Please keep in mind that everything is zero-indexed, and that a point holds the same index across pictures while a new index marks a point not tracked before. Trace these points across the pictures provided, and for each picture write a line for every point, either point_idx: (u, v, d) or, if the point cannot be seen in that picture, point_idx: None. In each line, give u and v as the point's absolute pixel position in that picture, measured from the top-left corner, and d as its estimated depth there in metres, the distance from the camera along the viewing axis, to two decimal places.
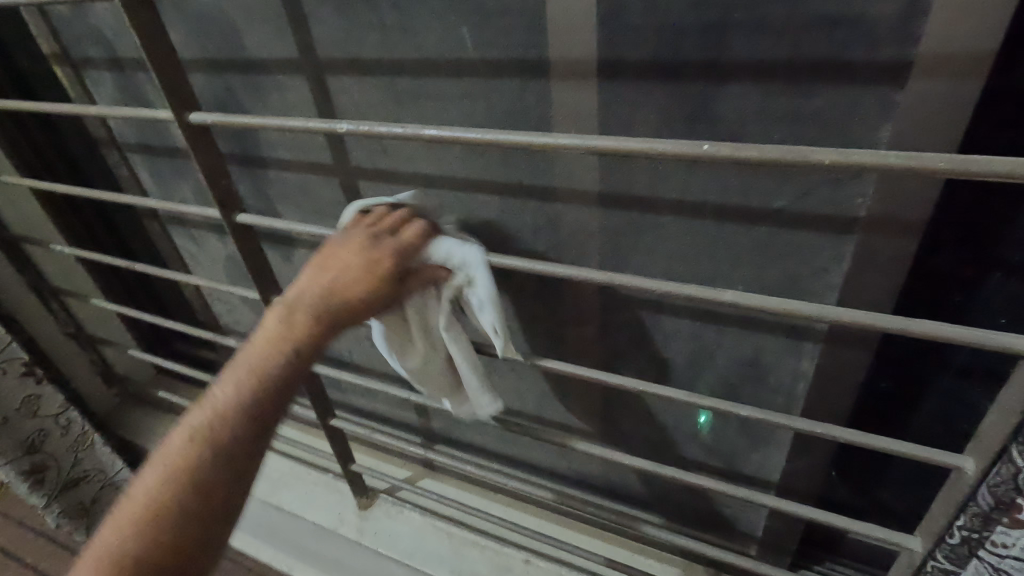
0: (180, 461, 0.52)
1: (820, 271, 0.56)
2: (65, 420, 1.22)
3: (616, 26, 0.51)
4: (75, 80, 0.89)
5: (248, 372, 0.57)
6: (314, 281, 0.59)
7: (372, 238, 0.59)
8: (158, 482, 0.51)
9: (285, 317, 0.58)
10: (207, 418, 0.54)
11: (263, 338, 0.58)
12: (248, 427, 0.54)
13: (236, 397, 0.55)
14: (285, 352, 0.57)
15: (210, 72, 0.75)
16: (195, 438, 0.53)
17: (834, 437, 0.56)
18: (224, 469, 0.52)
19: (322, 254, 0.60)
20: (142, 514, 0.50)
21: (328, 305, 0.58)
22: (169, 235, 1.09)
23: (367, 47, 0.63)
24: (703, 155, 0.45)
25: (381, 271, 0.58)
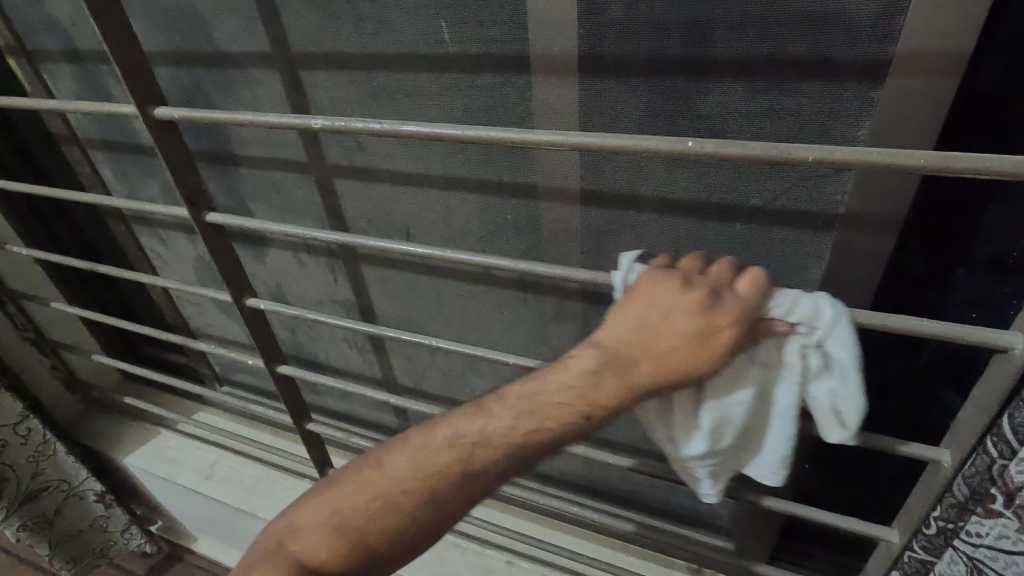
0: (410, 485, 0.49)
1: (800, 268, 0.57)
2: (24, 429, 1.16)
3: (596, 23, 0.51)
4: (32, 74, 0.85)
5: (506, 428, 0.48)
6: (621, 336, 0.45)
7: (713, 290, 0.43)
8: (383, 494, 0.50)
9: (580, 378, 0.46)
10: (446, 452, 0.49)
11: (540, 393, 0.47)
12: (482, 482, 0.49)
13: (484, 451, 0.48)
14: (558, 420, 0.46)
15: (177, 65, 0.72)
16: (427, 467, 0.49)
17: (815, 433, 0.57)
18: (442, 516, 0.49)
19: (636, 297, 0.45)
20: (360, 522, 0.49)
21: (643, 376, 0.44)
22: (134, 235, 1.05)
23: (341, 41, 0.61)
24: (687, 152, 0.44)
25: (721, 342, 0.42)
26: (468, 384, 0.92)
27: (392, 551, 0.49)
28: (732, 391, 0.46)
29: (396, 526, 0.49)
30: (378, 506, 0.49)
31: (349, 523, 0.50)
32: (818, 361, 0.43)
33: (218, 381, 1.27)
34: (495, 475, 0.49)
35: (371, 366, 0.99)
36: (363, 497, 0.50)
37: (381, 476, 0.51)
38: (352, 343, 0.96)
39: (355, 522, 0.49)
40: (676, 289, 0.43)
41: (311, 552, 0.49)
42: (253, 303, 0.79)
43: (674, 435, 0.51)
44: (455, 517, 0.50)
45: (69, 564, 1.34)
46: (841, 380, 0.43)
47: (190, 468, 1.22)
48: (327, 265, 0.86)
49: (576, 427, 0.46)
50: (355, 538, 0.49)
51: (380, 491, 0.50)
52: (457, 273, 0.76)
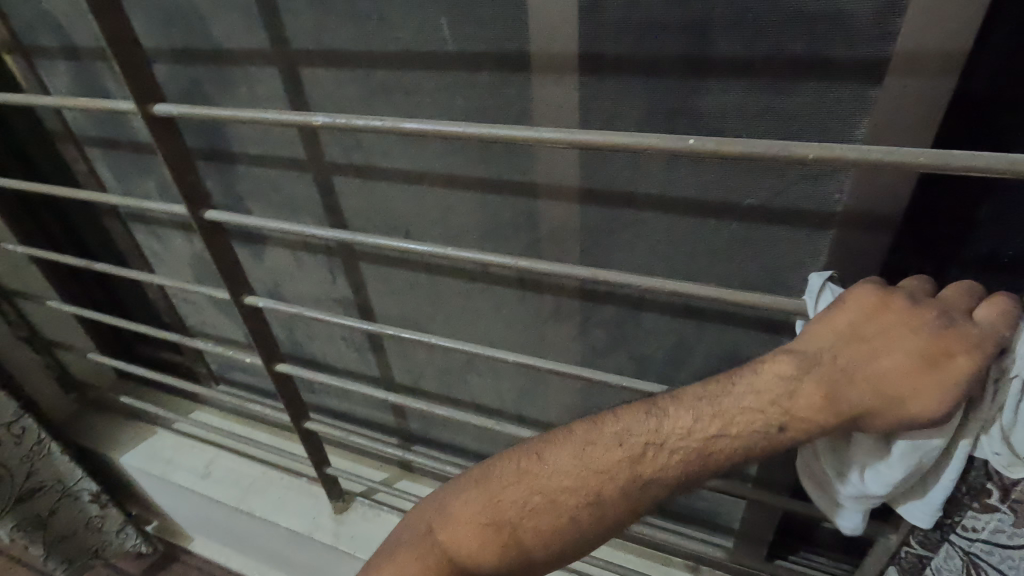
0: (572, 483, 0.49)
1: (798, 266, 0.57)
2: (19, 429, 1.15)
3: (596, 21, 0.51)
4: (27, 70, 0.84)
5: (687, 433, 0.47)
6: (823, 347, 0.45)
7: (941, 310, 0.43)
8: (544, 489, 0.50)
9: (781, 386, 0.46)
10: (616, 451, 0.48)
11: (729, 397, 0.47)
12: (655, 486, 0.48)
13: (661, 455, 0.47)
14: (748, 429, 0.46)
15: (175, 62, 0.72)
16: (594, 465, 0.49)
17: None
18: (603, 518, 0.49)
19: (848, 309, 0.46)
20: (518, 514, 0.50)
21: (853, 391, 0.44)
22: (131, 233, 1.05)
23: (340, 39, 0.61)
24: (689, 150, 0.44)
25: (948, 364, 0.41)
26: (466, 383, 0.92)
27: (553, 544, 0.50)
28: (930, 437, 0.45)
29: (550, 522, 0.50)
30: (537, 500, 0.50)
31: (506, 513, 0.51)
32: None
33: (214, 380, 1.26)
34: (666, 482, 0.48)
35: (369, 365, 0.99)
36: (521, 489, 0.51)
37: (541, 470, 0.51)
38: (350, 342, 0.96)
39: (510, 512, 0.51)
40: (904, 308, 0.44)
41: (468, 537, 0.52)
42: (252, 301, 0.79)
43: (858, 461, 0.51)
44: (619, 521, 0.50)
45: (64, 565, 1.32)
46: None
47: (186, 467, 1.22)
48: (326, 264, 0.85)
49: (769, 436, 0.46)
50: (511, 528, 0.51)
51: (538, 485, 0.50)
52: (456, 271, 0.76)
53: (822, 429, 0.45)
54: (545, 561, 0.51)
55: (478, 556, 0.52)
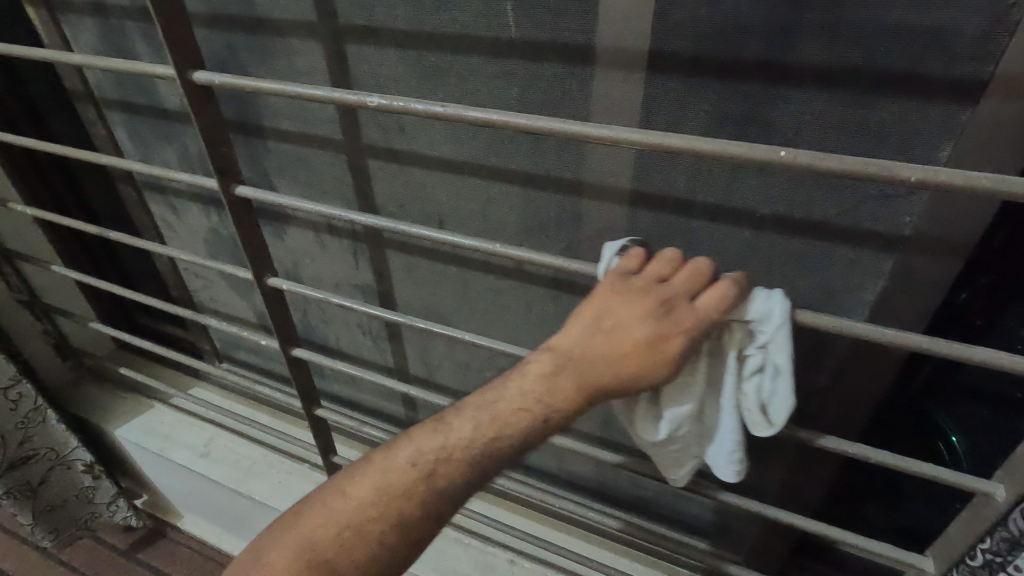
0: (374, 514, 0.49)
1: (854, 288, 0.56)
2: (16, 394, 1.12)
3: (672, 19, 0.49)
4: (50, 25, 0.80)
5: (468, 439, 0.49)
6: (572, 346, 0.48)
7: (669, 296, 0.45)
8: (348, 528, 0.49)
9: (538, 386, 0.48)
10: (409, 472, 0.50)
11: (500, 403, 0.49)
12: (452, 494, 0.49)
13: (447, 463, 0.49)
14: (523, 429, 0.48)
15: (212, 29, 0.69)
16: (396, 491, 0.49)
17: (880, 462, 0.56)
18: (410, 540, 0.49)
19: (596, 302, 0.47)
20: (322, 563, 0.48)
21: (599, 377, 0.46)
22: (144, 202, 1.01)
23: (394, 17, 0.59)
24: (779, 162, 0.41)
25: (672, 348, 0.45)
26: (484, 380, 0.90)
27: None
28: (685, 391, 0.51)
29: (359, 556, 0.48)
30: (341, 541, 0.48)
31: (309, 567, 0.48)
32: (754, 363, 0.48)
33: (218, 357, 1.24)
34: (458, 488, 0.49)
35: (384, 354, 0.96)
36: (325, 533, 0.49)
37: (347, 504, 0.50)
38: (366, 329, 0.94)
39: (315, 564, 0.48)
40: (634, 297, 0.46)
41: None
42: (274, 282, 0.76)
43: (638, 419, 0.54)
44: (425, 538, 0.50)
45: (50, 534, 1.30)
46: (781, 386, 0.47)
47: (185, 445, 1.19)
48: (350, 248, 0.83)
49: (536, 434, 0.48)
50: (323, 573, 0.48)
51: (341, 529, 0.49)
52: (488, 266, 0.74)
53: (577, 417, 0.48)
54: None
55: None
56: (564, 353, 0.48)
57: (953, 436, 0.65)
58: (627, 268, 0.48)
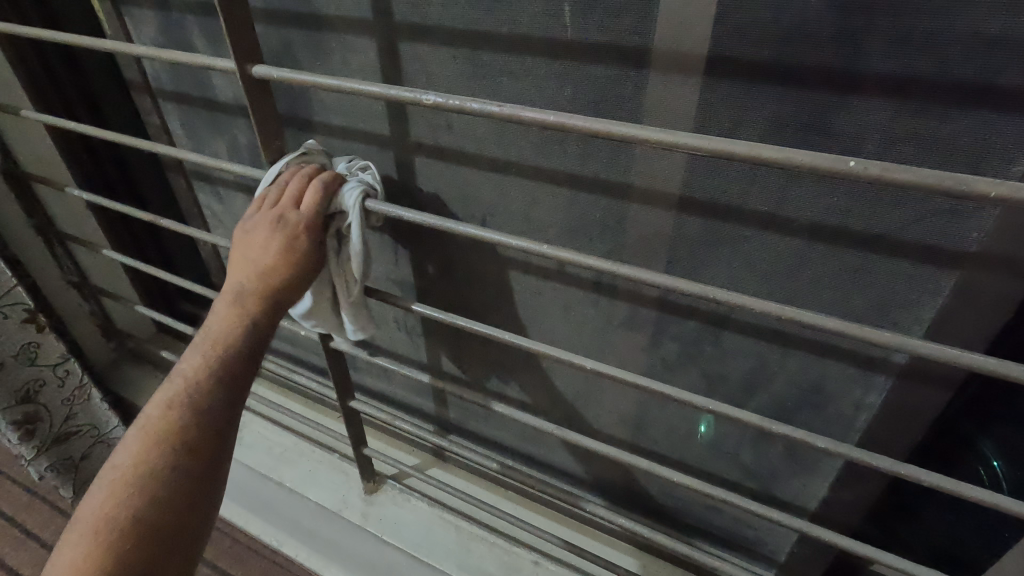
0: (150, 467, 0.52)
1: (911, 304, 0.54)
2: (63, 371, 1.17)
3: (735, 23, 0.48)
4: (114, 17, 0.83)
5: (208, 365, 0.57)
6: (249, 270, 0.61)
7: (281, 213, 0.62)
8: (133, 494, 0.51)
9: (239, 306, 0.60)
10: (162, 417, 0.54)
11: (218, 331, 0.59)
12: (223, 414, 0.57)
13: (198, 389, 0.56)
14: (247, 333, 0.59)
15: (268, 24, 0.70)
16: (167, 438, 0.54)
17: (938, 486, 0.53)
18: (199, 469, 0.54)
19: (241, 240, 0.62)
20: (124, 534, 0.49)
21: (271, 279, 0.60)
22: (192, 190, 1.04)
23: (449, 16, 0.59)
24: (848, 173, 0.40)
25: (304, 240, 0.62)
26: (517, 380, 0.90)
27: (167, 530, 0.51)
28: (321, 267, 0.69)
29: (152, 496, 0.51)
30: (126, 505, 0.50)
31: (108, 542, 0.49)
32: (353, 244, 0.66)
33: None
34: (223, 404, 0.57)
35: (418, 349, 0.97)
36: (106, 511, 0.50)
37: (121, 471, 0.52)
38: (402, 324, 0.95)
39: (116, 537, 0.49)
40: (260, 222, 0.62)
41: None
42: None
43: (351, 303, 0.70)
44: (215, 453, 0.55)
45: None
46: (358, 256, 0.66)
47: None
48: (391, 244, 0.84)
49: (263, 332, 0.61)
50: (125, 529, 0.49)
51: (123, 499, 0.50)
52: (529, 267, 0.74)
53: (276, 309, 0.61)
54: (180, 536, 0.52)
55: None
56: (237, 279, 0.61)
57: (994, 460, 0.63)
58: (253, 210, 0.63)
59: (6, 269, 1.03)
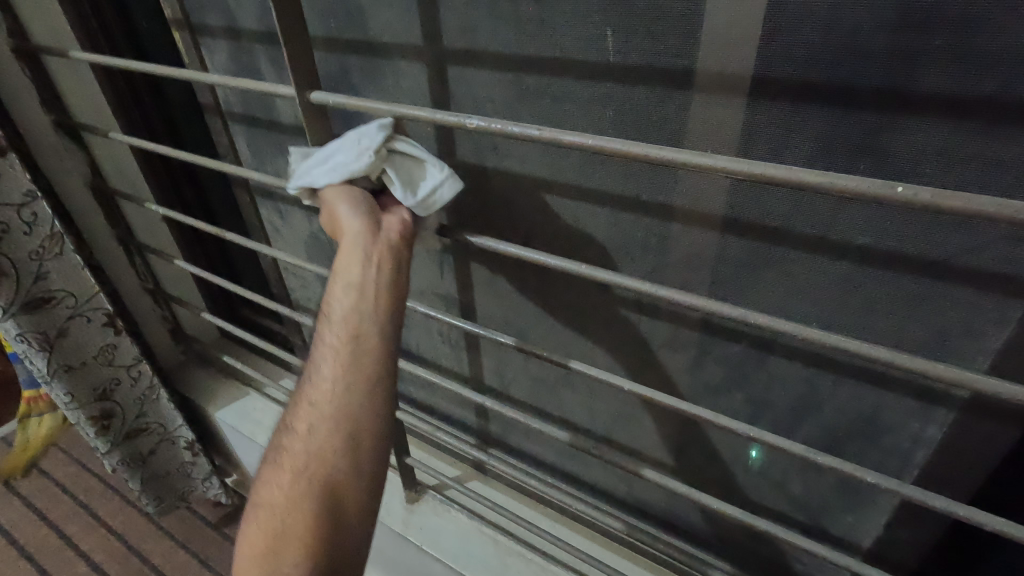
0: (289, 519, 0.49)
1: (975, 334, 0.51)
2: (135, 372, 1.25)
3: (780, 46, 0.47)
4: (192, 47, 0.90)
5: (327, 397, 0.52)
6: (343, 293, 0.55)
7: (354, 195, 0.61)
8: (279, 550, 0.48)
9: (356, 295, 0.55)
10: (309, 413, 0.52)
11: (323, 362, 0.54)
12: (356, 431, 0.51)
13: (319, 426, 0.51)
14: (356, 357, 0.53)
15: (327, 51, 0.74)
16: (299, 481, 0.50)
17: (997, 529, 0.50)
18: (345, 512, 0.49)
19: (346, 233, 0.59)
20: (288, 533, 0.49)
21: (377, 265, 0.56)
22: (255, 205, 1.11)
23: (494, 41, 0.61)
24: (896, 198, 0.39)
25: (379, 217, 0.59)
26: (558, 397, 0.90)
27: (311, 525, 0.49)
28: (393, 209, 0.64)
29: (303, 489, 0.50)
30: (277, 562, 0.48)
31: (276, 536, 0.49)
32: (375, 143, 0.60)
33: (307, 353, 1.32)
34: (353, 438, 0.51)
35: (461, 362, 0.99)
36: (275, 516, 0.50)
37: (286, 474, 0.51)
38: (446, 337, 0.97)
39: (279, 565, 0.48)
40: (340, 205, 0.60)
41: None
42: None
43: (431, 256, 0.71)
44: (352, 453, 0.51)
45: (153, 501, 1.41)
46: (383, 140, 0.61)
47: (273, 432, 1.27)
48: (437, 259, 0.86)
49: (378, 351, 0.53)
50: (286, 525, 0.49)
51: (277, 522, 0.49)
52: (570, 284, 0.75)
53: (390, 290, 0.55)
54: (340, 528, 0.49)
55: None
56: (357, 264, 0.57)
57: None
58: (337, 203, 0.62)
59: (89, 276, 1.12)
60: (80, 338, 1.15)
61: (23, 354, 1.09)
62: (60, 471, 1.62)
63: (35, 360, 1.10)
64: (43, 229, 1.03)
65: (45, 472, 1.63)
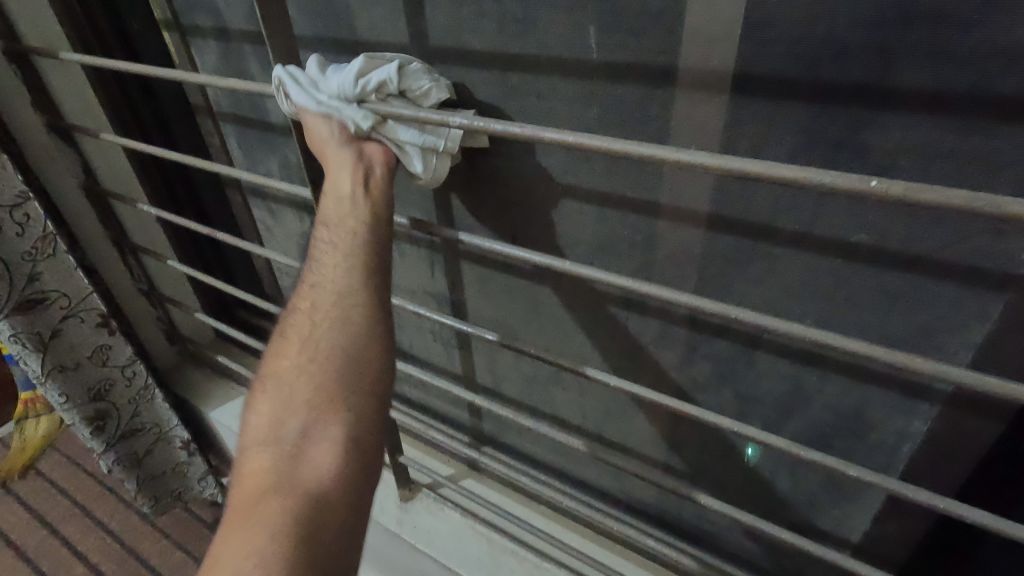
0: (294, 411, 0.50)
1: (957, 328, 0.51)
2: (130, 372, 1.26)
3: (759, 42, 0.47)
4: (182, 47, 0.90)
5: (327, 296, 0.54)
6: (334, 207, 0.56)
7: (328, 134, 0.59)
8: (291, 432, 0.50)
9: (348, 201, 0.56)
10: (311, 312, 0.54)
11: (321, 266, 0.55)
12: (361, 318, 0.53)
13: (321, 321, 0.53)
14: (355, 255, 0.55)
15: (315, 51, 0.74)
16: (307, 370, 0.52)
17: (978, 522, 0.50)
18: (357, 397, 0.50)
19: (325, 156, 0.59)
20: (302, 416, 0.50)
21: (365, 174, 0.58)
22: (248, 205, 1.11)
23: (479, 39, 0.61)
24: (870, 192, 0.39)
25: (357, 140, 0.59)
26: (549, 394, 0.91)
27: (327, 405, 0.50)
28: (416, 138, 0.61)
29: (313, 376, 0.51)
30: (286, 452, 0.49)
31: (287, 420, 0.50)
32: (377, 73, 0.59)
33: None
34: (359, 326, 0.52)
35: (453, 361, 0.99)
36: (286, 404, 0.51)
37: (291, 366, 0.53)
38: (438, 336, 0.97)
39: (296, 446, 0.49)
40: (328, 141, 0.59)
41: (277, 544, 0.44)
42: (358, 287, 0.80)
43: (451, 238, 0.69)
44: (356, 338, 0.52)
45: (150, 501, 1.42)
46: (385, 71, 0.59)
47: None
48: (428, 257, 0.86)
49: (375, 248, 0.55)
50: (300, 409, 0.50)
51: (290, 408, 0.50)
52: (559, 282, 0.75)
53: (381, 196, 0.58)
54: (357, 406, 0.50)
55: (331, 543, 0.45)
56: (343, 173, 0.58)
57: None
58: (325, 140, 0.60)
59: (83, 277, 1.12)
60: (75, 339, 1.15)
61: (18, 355, 1.09)
62: (57, 472, 1.63)
63: (29, 361, 1.10)
64: (36, 231, 1.03)
65: (42, 474, 1.63)
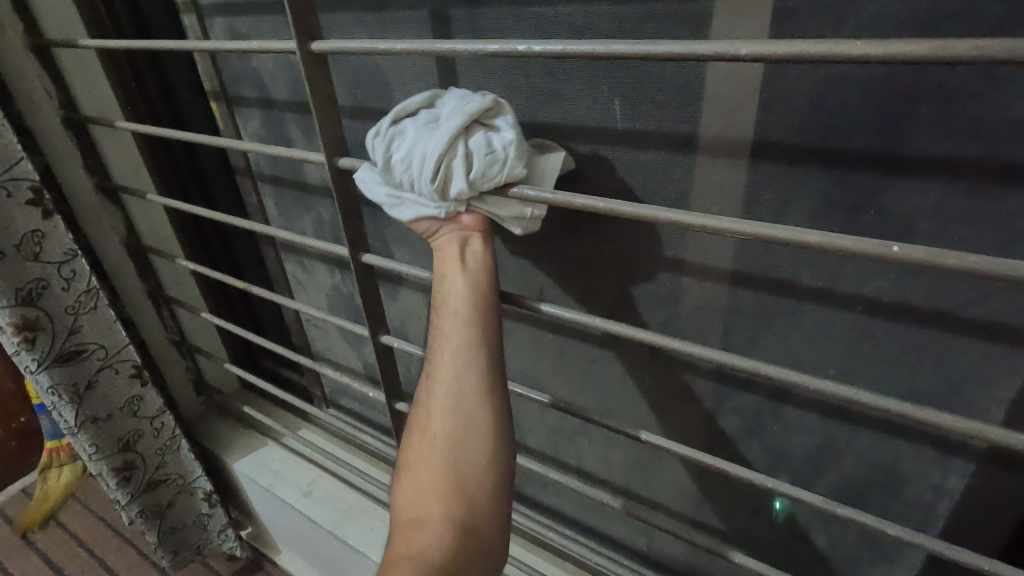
0: (423, 495, 0.51)
1: (987, 384, 0.52)
2: (159, 423, 1.27)
3: (776, 113, 0.51)
4: (227, 115, 0.97)
5: (442, 383, 0.53)
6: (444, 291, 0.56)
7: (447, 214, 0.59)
8: (420, 518, 0.50)
9: (456, 288, 0.56)
10: (429, 402, 0.54)
11: (434, 352, 0.55)
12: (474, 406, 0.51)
13: (438, 410, 0.52)
14: (466, 340, 0.54)
15: (353, 118, 0.79)
16: (430, 456, 0.52)
17: None
18: (474, 489, 0.49)
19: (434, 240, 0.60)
20: (431, 499, 0.50)
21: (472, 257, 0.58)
22: (280, 260, 1.15)
23: (510, 109, 0.66)
24: (893, 257, 0.41)
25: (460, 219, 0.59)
26: (575, 447, 0.91)
27: (451, 486, 0.50)
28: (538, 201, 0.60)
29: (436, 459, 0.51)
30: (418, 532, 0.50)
31: (419, 503, 0.51)
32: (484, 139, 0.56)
33: (326, 403, 1.32)
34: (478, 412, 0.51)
35: None
36: (416, 488, 0.52)
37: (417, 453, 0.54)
38: None
39: (423, 531, 0.49)
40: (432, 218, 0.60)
41: None
42: (387, 339, 0.83)
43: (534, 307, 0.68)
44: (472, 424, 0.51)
45: (170, 555, 1.40)
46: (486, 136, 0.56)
47: (291, 484, 1.26)
48: None
49: (487, 330, 0.54)
50: (426, 493, 0.51)
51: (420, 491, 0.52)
52: (586, 335, 0.76)
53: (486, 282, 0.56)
54: (478, 486, 0.50)
55: None
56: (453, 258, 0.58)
57: None
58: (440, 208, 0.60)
59: (120, 329, 1.16)
60: (108, 390, 1.17)
61: (52, 406, 1.12)
62: (78, 523, 1.63)
63: (64, 412, 1.13)
64: (80, 285, 1.08)
65: (63, 525, 1.63)
